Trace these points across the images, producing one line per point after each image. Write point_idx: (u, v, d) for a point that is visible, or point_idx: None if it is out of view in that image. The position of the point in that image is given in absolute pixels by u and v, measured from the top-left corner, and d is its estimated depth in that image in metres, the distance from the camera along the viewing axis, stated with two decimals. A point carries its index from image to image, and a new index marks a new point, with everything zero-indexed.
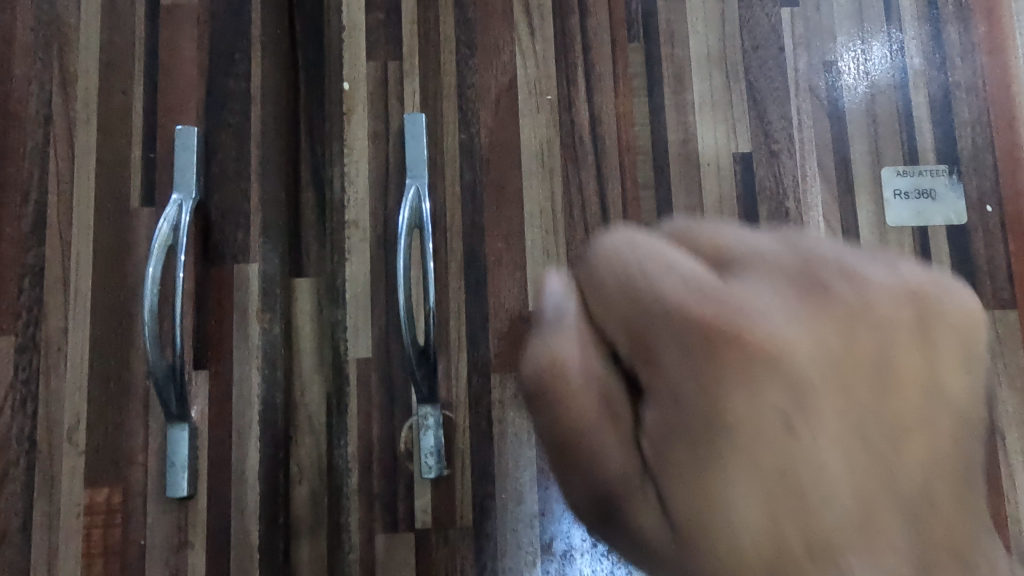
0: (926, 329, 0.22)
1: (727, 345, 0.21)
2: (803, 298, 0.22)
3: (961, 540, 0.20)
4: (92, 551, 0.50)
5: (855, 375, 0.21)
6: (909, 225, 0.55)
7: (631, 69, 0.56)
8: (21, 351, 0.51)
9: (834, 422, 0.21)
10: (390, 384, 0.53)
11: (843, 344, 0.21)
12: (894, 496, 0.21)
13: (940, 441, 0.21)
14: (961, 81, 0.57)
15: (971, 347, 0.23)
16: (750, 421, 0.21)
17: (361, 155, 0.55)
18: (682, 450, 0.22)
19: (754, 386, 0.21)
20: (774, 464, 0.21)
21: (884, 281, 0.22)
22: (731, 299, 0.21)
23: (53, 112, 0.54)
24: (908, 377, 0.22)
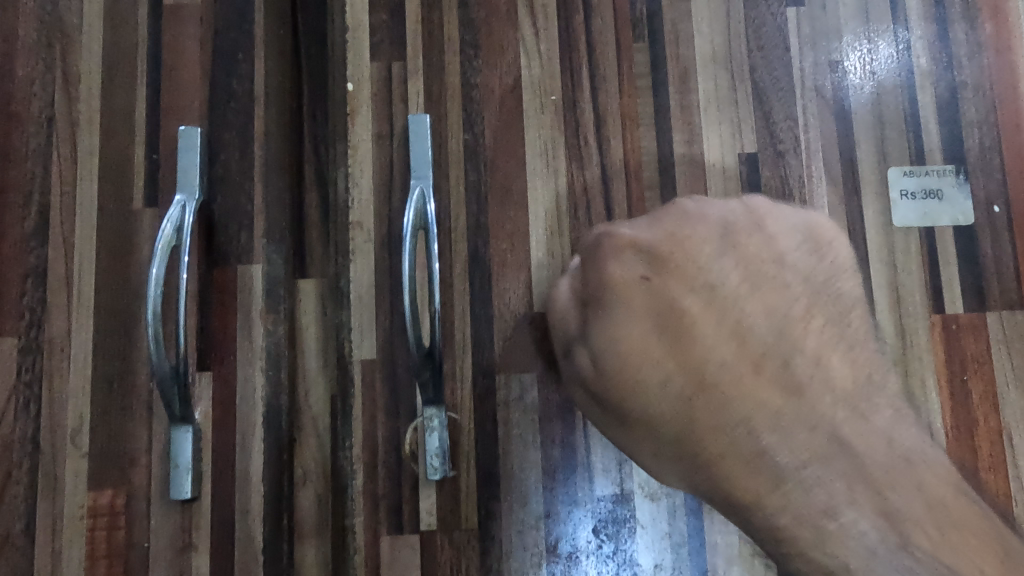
0: (755, 222, 0.40)
1: (612, 244, 0.39)
2: (665, 215, 0.41)
3: (766, 337, 0.37)
4: (95, 553, 0.50)
5: (696, 246, 0.39)
6: (916, 225, 0.55)
7: (636, 69, 0.56)
8: (25, 353, 0.51)
9: (682, 275, 0.38)
10: (394, 385, 0.52)
11: (676, 234, 0.40)
12: (728, 313, 0.38)
13: (770, 276, 0.39)
14: (967, 80, 0.56)
15: (812, 236, 0.41)
16: (619, 279, 0.39)
17: (365, 155, 0.54)
18: (597, 309, 0.39)
19: (634, 258, 0.39)
20: (648, 304, 0.38)
21: (722, 202, 0.42)
22: (619, 223, 0.41)
23: (56, 113, 0.53)
24: (739, 242, 0.40)
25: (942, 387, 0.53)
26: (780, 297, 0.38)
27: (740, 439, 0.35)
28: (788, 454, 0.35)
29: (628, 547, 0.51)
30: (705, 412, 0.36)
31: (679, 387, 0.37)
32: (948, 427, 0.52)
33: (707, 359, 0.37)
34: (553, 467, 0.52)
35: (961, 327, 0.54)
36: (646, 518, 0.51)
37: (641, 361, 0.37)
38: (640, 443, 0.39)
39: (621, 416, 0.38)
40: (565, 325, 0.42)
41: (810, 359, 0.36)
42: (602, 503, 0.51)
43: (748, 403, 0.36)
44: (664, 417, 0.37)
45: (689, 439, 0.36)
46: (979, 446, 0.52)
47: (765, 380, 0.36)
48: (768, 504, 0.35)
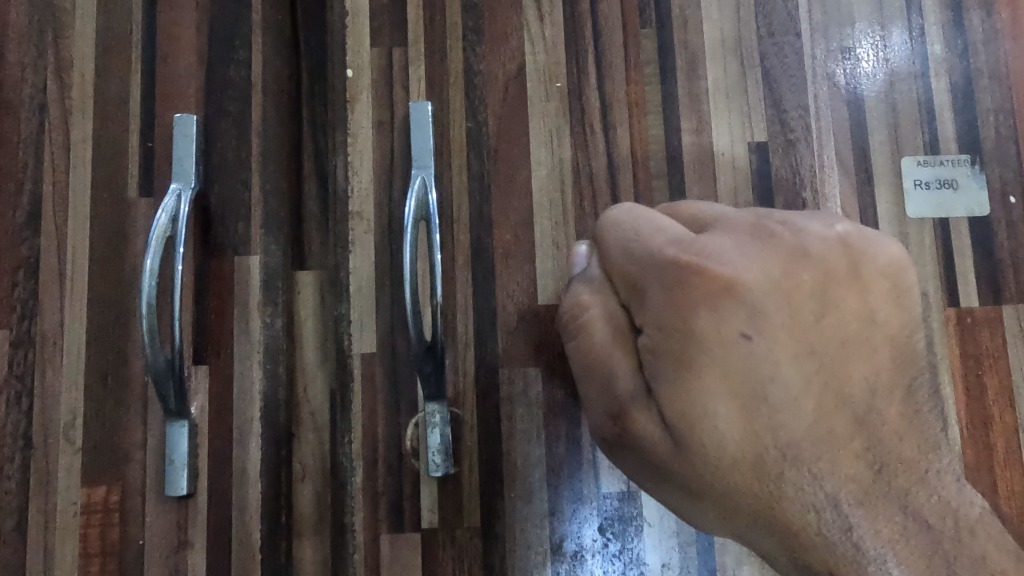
0: (855, 267, 0.35)
1: (708, 287, 0.34)
2: (758, 247, 0.35)
3: (858, 406, 0.34)
4: (88, 551, 0.49)
5: (799, 298, 0.34)
6: (930, 216, 0.53)
7: (643, 55, 0.55)
8: (16, 345, 0.50)
9: (779, 337, 0.34)
10: (395, 379, 0.51)
11: (782, 280, 0.34)
12: (826, 382, 0.34)
13: (864, 338, 0.35)
14: (983, 68, 0.55)
15: (901, 284, 0.36)
16: (710, 332, 0.34)
17: (365, 144, 0.53)
18: (666, 362, 0.35)
19: (731, 310, 0.34)
20: (741, 369, 0.34)
21: (826, 234, 0.36)
22: (707, 253, 0.35)
23: (48, 100, 0.52)
24: (835, 294, 0.35)
25: (956, 382, 0.52)
26: (869, 363, 0.35)
27: (823, 518, 0.34)
28: (872, 534, 0.33)
29: (635, 545, 0.50)
30: (789, 480, 0.34)
31: (759, 457, 0.34)
32: (963, 424, 0.51)
33: (795, 435, 0.34)
34: (557, 463, 0.50)
35: (976, 320, 0.52)
36: (653, 516, 0.50)
37: (718, 424, 0.34)
38: (702, 507, 0.37)
39: (690, 486, 0.36)
40: (611, 379, 0.38)
41: (894, 433, 0.34)
42: (608, 501, 0.50)
43: (835, 479, 0.34)
44: (743, 489, 0.35)
45: (772, 512, 0.34)
46: (994, 443, 0.51)
47: (854, 457, 0.34)
48: (839, 575, 0.34)
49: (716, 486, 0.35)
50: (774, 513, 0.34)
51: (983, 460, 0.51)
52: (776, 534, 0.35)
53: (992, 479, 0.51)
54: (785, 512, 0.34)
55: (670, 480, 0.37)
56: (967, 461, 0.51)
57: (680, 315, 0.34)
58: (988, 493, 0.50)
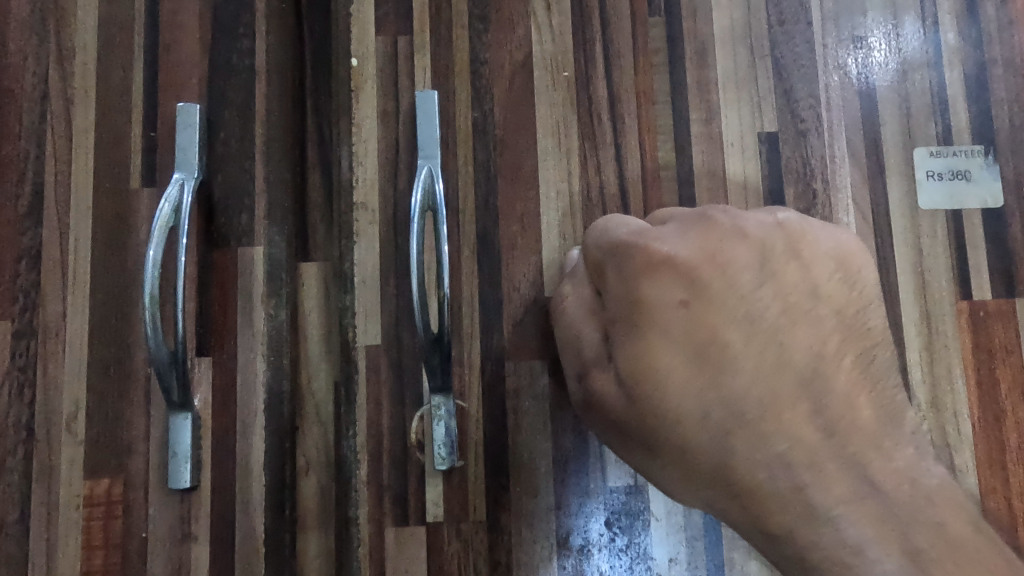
0: (794, 249, 0.41)
1: (650, 260, 0.38)
2: (701, 229, 0.41)
3: (802, 370, 0.38)
4: (91, 544, 0.48)
5: (740, 275, 0.39)
6: (942, 208, 0.53)
7: (651, 45, 0.54)
8: (18, 337, 0.49)
9: (723, 305, 0.39)
10: (399, 372, 0.50)
11: (717, 256, 0.39)
12: (768, 345, 0.38)
13: (806, 309, 0.39)
14: (997, 58, 0.54)
15: (849, 272, 0.41)
16: (655, 302, 0.38)
17: (370, 134, 0.52)
18: (625, 328, 0.39)
19: (674, 281, 0.38)
20: (683, 332, 0.38)
21: (763, 221, 0.41)
22: (657, 237, 0.40)
23: (50, 89, 0.51)
24: (778, 271, 0.40)
25: (968, 376, 0.51)
26: (814, 332, 0.39)
27: (774, 474, 0.36)
28: (823, 494, 0.35)
29: (641, 540, 0.49)
30: (738, 437, 0.37)
31: (707, 415, 0.38)
32: (975, 418, 0.50)
33: (742, 389, 0.37)
34: (564, 457, 0.50)
35: (989, 314, 0.52)
36: (661, 510, 0.49)
37: (665, 381, 0.38)
38: (666, 469, 0.40)
39: (650, 444, 0.39)
40: (580, 348, 0.42)
41: (843, 399, 0.37)
42: (614, 495, 0.50)
43: (786, 439, 0.36)
44: (699, 447, 0.38)
45: (727, 470, 0.37)
46: (1007, 438, 0.50)
47: (804, 418, 0.37)
48: (799, 540, 0.35)
49: (677, 444, 0.38)
50: (726, 468, 0.37)
51: (995, 456, 0.50)
52: (736, 494, 0.37)
53: (1005, 475, 0.50)
54: (741, 469, 0.37)
55: (632, 439, 0.40)
56: (979, 457, 0.50)
57: (632, 288, 0.39)
58: (1001, 489, 0.50)
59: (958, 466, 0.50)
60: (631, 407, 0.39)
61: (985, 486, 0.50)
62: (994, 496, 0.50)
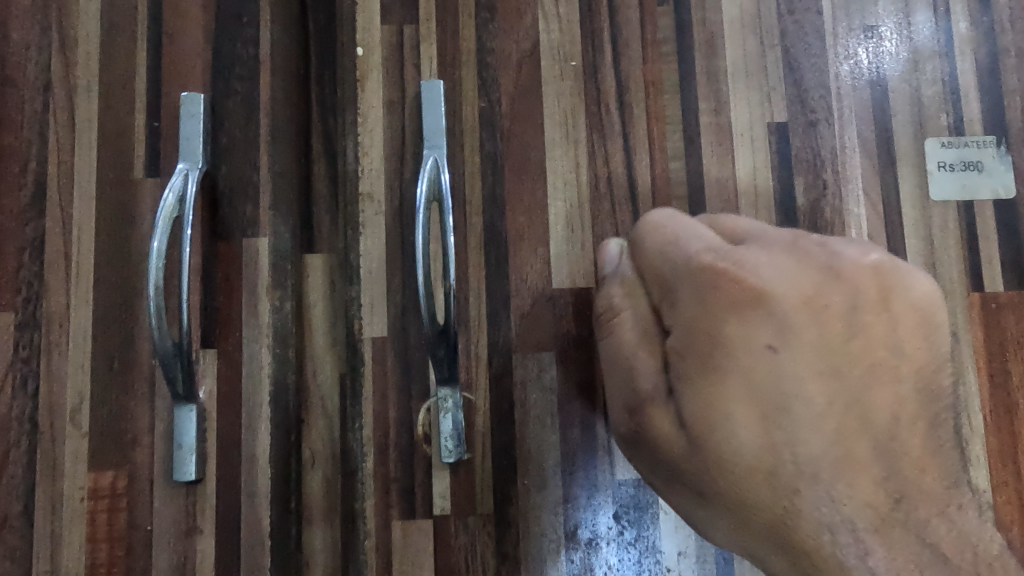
0: (884, 298, 0.38)
1: (737, 296, 0.37)
2: (792, 260, 0.38)
3: (880, 433, 0.37)
4: (95, 537, 0.48)
5: (827, 316, 0.37)
6: (954, 199, 0.52)
7: (660, 34, 0.53)
8: (22, 328, 0.49)
9: (805, 353, 0.37)
10: (406, 364, 0.50)
11: (808, 297, 0.37)
12: (847, 402, 0.37)
13: (887, 365, 0.38)
14: (1010, 47, 0.54)
15: (929, 319, 0.38)
16: (738, 343, 0.37)
17: (375, 124, 0.52)
18: (692, 365, 0.38)
19: (760, 323, 0.37)
20: (758, 381, 0.37)
21: (858, 259, 0.38)
22: (739, 261, 0.38)
23: (52, 78, 0.51)
24: (867, 322, 0.38)
25: (980, 369, 0.50)
26: (894, 391, 0.37)
27: (839, 542, 0.36)
28: (885, 562, 0.36)
29: (650, 533, 0.49)
30: (803, 499, 0.36)
31: (775, 469, 0.37)
32: (987, 411, 0.50)
33: (813, 450, 0.36)
34: (572, 450, 0.49)
35: (1001, 306, 0.51)
36: (670, 503, 0.49)
37: (734, 421, 0.37)
38: (714, 513, 0.39)
39: (704, 490, 0.39)
40: (635, 375, 0.42)
41: (915, 463, 0.37)
42: (623, 488, 0.49)
43: (855, 503, 0.36)
44: (756, 502, 0.37)
45: (782, 524, 0.37)
46: (1018, 430, 0.50)
47: (872, 482, 0.37)
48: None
49: (730, 491, 0.38)
50: (789, 529, 0.37)
51: (1007, 449, 0.50)
52: (787, 547, 0.37)
53: (1016, 468, 0.50)
54: (803, 535, 0.36)
55: (680, 480, 0.40)
56: (990, 449, 0.50)
57: (706, 317, 0.38)
58: (1012, 482, 0.49)
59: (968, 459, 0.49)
60: (688, 446, 0.38)
61: (996, 479, 0.49)
62: (1005, 490, 0.49)
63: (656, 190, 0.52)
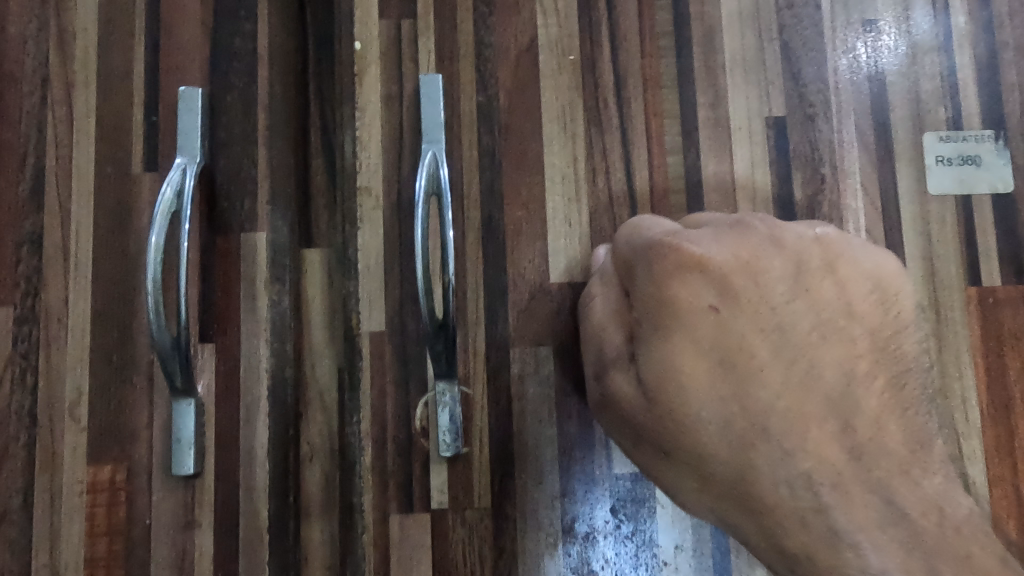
0: (829, 265, 0.40)
1: (682, 262, 0.38)
2: (735, 234, 0.41)
3: (830, 390, 0.38)
4: (95, 530, 0.48)
5: (768, 282, 0.39)
6: (952, 193, 0.52)
7: (658, 28, 0.53)
8: (21, 323, 0.49)
9: (750, 315, 0.38)
10: (404, 358, 0.50)
11: (750, 264, 0.39)
12: (796, 361, 0.38)
13: (838, 327, 0.40)
14: (1009, 41, 0.53)
15: (878, 285, 0.41)
16: (685, 304, 0.38)
17: (373, 119, 0.52)
18: (650, 328, 0.39)
19: (703, 284, 0.38)
20: (710, 338, 0.38)
21: (802, 233, 0.41)
22: (690, 238, 0.40)
23: (51, 73, 0.51)
24: (812, 289, 0.40)
25: (977, 363, 0.50)
26: (844, 351, 0.39)
27: (796, 495, 0.36)
28: (849, 519, 0.36)
29: (648, 527, 0.49)
30: (761, 455, 0.37)
31: (731, 425, 0.37)
32: (984, 405, 0.50)
33: (765, 403, 0.37)
34: (569, 444, 0.49)
35: (999, 300, 0.51)
36: (667, 497, 0.49)
37: (686, 388, 0.38)
38: (680, 475, 0.39)
39: (666, 447, 0.39)
40: (602, 347, 0.42)
41: (874, 419, 0.38)
42: (620, 482, 0.49)
43: (811, 459, 0.37)
44: (715, 455, 0.37)
45: (745, 479, 0.37)
46: (1015, 425, 0.50)
47: (830, 440, 0.37)
48: (820, 562, 0.36)
49: (692, 452, 0.38)
50: (746, 483, 0.37)
51: (1004, 443, 0.50)
52: (746, 505, 0.38)
53: (1013, 462, 0.50)
54: (760, 493, 0.37)
55: (644, 440, 0.40)
56: (987, 444, 0.50)
57: (658, 286, 0.39)
58: (1009, 476, 0.49)
59: (966, 453, 0.49)
60: (649, 411, 0.39)
61: (993, 473, 0.49)
62: (1001, 484, 0.49)
63: (654, 184, 0.52)
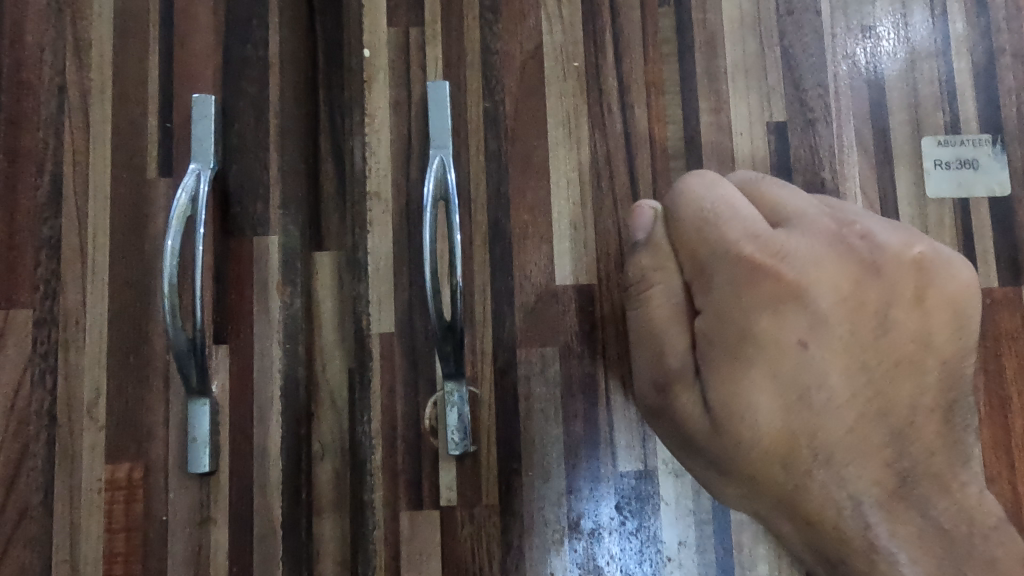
0: (919, 292, 0.41)
1: (769, 286, 0.40)
2: (832, 254, 0.41)
3: (898, 423, 0.40)
4: (113, 527, 0.49)
5: (858, 313, 0.41)
6: (950, 196, 0.53)
7: (661, 34, 0.54)
8: (39, 325, 0.50)
9: (835, 342, 0.40)
10: (413, 358, 0.51)
11: (846, 287, 0.41)
12: (866, 388, 0.40)
13: (914, 359, 0.41)
14: (1006, 46, 0.54)
15: (959, 310, 0.41)
16: (766, 330, 0.40)
17: (382, 124, 0.53)
18: (717, 351, 0.41)
19: (791, 313, 0.40)
20: (790, 368, 0.40)
21: (898, 251, 0.41)
22: (776, 248, 0.41)
23: (67, 81, 0.52)
24: (897, 314, 0.41)
25: (974, 362, 0.52)
26: (917, 383, 0.41)
27: (850, 515, 0.40)
28: (889, 532, 0.39)
29: (651, 523, 0.50)
30: (816, 478, 0.40)
31: (793, 454, 0.40)
32: (981, 404, 0.51)
33: (834, 433, 0.40)
34: (575, 443, 0.51)
35: (995, 301, 0.52)
36: (670, 494, 0.50)
37: (755, 408, 0.40)
38: (729, 484, 0.43)
39: (721, 464, 0.42)
40: (661, 351, 0.45)
41: (927, 448, 0.40)
42: (625, 479, 0.50)
43: (864, 480, 0.39)
44: (769, 470, 0.40)
45: (793, 498, 0.41)
46: (1012, 423, 0.51)
47: (885, 464, 0.40)
48: (853, 565, 0.40)
49: (745, 467, 0.41)
50: (799, 499, 0.40)
51: (1001, 441, 0.51)
52: (797, 517, 0.41)
53: (1010, 459, 0.51)
54: (808, 505, 0.40)
55: (697, 452, 0.43)
56: (984, 441, 0.51)
57: (738, 304, 0.41)
58: (1005, 473, 0.51)
59: None
60: (711, 431, 0.42)
61: (990, 470, 0.51)
62: (998, 480, 0.50)
63: (657, 188, 0.53)
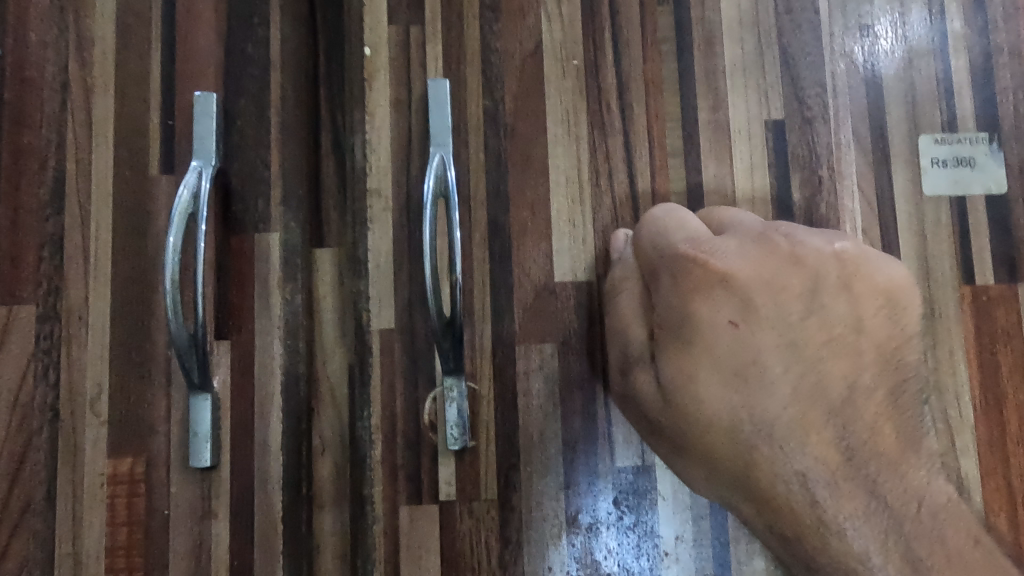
0: (845, 282, 0.43)
1: (709, 278, 0.42)
2: (760, 250, 0.43)
3: (834, 400, 0.42)
4: (115, 521, 0.50)
5: (788, 297, 0.42)
6: (947, 194, 0.54)
7: (660, 33, 0.55)
8: (43, 321, 0.51)
9: (768, 329, 0.42)
10: (413, 354, 0.52)
11: (771, 281, 0.42)
12: (807, 373, 0.42)
13: (848, 342, 0.43)
14: (1003, 45, 0.55)
15: (893, 298, 0.44)
16: (705, 317, 0.42)
17: (383, 122, 0.53)
18: (670, 340, 0.43)
19: (724, 299, 0.42)
20: (728, 351, 0.42)
21: (821, 248, 0.44)
22: (711, 249, 0.43)
23: (70, 78, 0.53)
24: (828, 304, 0.43)
25: (970, 359, 0.52)
26: (853, 363, 0.43)
27: (797, 493, 0.41)
28: (838, 510, 0.41)
29: (648, 518, 0.51)
30: (762, 453, 0.41)
31: (735, 429, 0.42)
32: (976, 401, 0.51)
33: (773, 411, 0.41)
34: (573, 438, 0.51)
35: (991, 299, 0.53)
36: (667, 490, 0.51)
37: (700, 391, 0.42)
38: (690, 468, 0.44)
39: (678, 443, 0.43)
40: (626, 343, 0.46)
41: (868, 426, 0.42)
42: (623, 474, 0.51)
43: (812, 459, 0.41)
44: (726, 447, 0.42)
45: (749, 474, 0.42)
46: (1007, 420, 0.51)
47: (825, 441, 0.42)
48: (809, 544, 0.41)
49: (696, 445, 0.43)
50: (754, 477, 0.42)
51: (996, 438, 0.51)
52: (759, 500, 0.42)
53: (1005, 456, 0.51)
54: (766, 481, 0.42)
55: (663, 437, 0.44)
56: (980, 438, 0.51)
57: (682, 302, 0.42)
58: (1000, 470, 0.51)
59: (958, 447, 0.51)
60: (664, 407, 0.43)
61: (985, 467, 0.51)
62: (993, 477, 0.51)
63: (655, 186, 0.53)
